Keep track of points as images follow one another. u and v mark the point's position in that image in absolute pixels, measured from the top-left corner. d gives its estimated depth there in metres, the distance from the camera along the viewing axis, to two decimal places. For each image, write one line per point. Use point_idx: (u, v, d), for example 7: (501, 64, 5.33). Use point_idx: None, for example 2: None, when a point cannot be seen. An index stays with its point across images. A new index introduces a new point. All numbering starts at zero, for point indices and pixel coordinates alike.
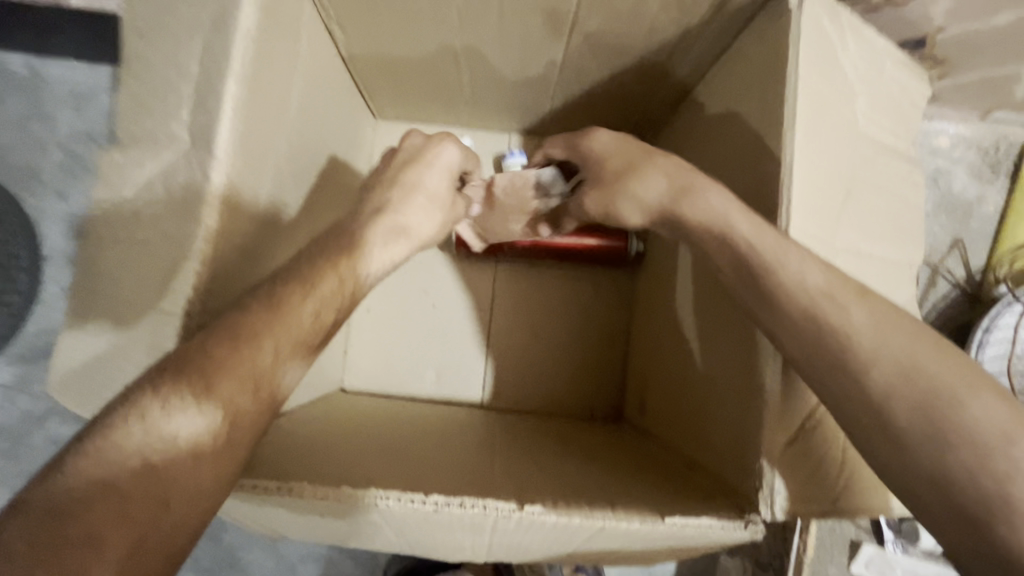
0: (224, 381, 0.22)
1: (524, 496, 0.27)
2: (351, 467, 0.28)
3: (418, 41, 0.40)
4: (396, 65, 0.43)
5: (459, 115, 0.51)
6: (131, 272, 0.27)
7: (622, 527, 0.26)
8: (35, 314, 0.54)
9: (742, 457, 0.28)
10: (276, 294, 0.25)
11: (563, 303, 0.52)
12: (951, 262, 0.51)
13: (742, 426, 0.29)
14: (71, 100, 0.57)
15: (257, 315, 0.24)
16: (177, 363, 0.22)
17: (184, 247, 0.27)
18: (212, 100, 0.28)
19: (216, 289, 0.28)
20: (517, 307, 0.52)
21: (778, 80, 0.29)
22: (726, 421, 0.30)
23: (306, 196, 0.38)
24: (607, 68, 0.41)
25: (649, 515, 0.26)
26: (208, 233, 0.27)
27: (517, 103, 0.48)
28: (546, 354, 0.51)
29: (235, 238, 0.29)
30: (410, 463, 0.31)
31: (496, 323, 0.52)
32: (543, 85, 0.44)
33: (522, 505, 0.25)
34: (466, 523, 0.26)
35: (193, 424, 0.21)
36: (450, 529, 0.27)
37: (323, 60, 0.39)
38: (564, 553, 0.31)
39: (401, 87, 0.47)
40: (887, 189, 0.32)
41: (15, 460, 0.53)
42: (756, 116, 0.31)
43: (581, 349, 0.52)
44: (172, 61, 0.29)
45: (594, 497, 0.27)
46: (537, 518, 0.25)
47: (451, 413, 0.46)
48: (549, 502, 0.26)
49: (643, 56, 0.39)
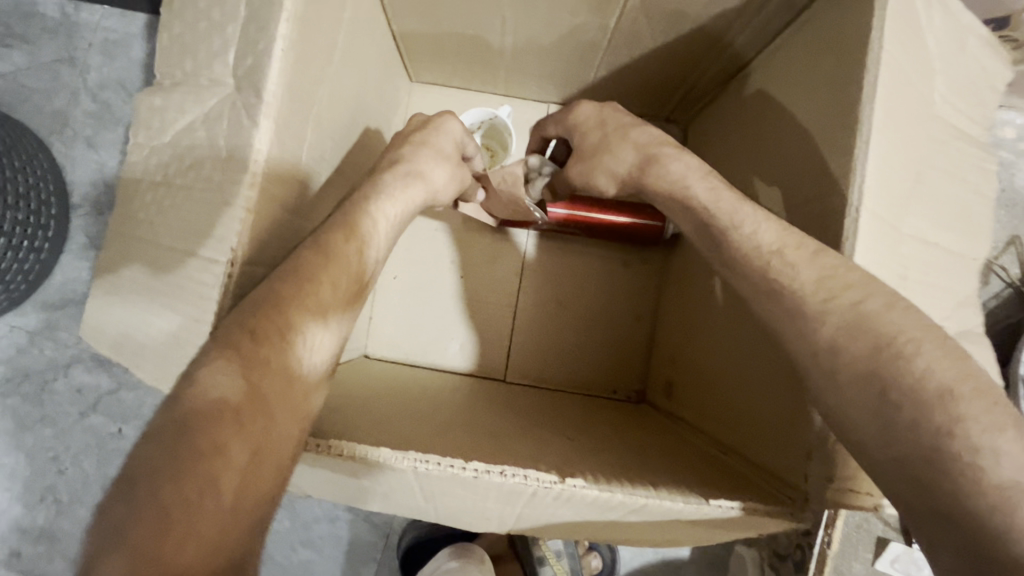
0: (302, 312, 0.24)
1: (564, 469, 0.26)
2: (387, 432, 0.28)
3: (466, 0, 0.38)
4: (439, 25, 0.41)
5: (498, 81, 0.49)
6: (170, 219, 0.27)
7: (664, 506, 0.25)
8: (62, 262, 0.54)
9: (786, 444, 0.27)
10: (321, 240, 0.26)
11: (591, 282, 0.51)
12: (1006, 259, 0.50)
13: (787, 414, 0.28)
14: (103, 47, 0.56)
15: (311, 254, 0.25)
16: (263, 296, 0.24)
17: (226, 196, 0.26)
18: (258, 43, 0.27)
19: (257, 239, 0.27)
20: (545, 283, 0.51)
21: (857, 53, 0.27)
22: (767, 407, 0.30)
23: (343, 153, 0.37)
24: (661, 36, 0.39)
25: (692, 497, 0.25)
26: (252, 183, 0.26)
27: (559, 71, 0.46)
28: (573, 333, 0.50)
29: (275, 189, 0.28)
30: (443, 433, 0.30)
31: (523, 299, 0.51)
32: (591, 52, 0.42)
33: (564, 478, 0.25)
34: (505, 492, 0.26)
35: (295, 351, 0.23)
36: (486, 497, 0.27)
37: (368, 13, 0.37)
38: (595, 529, 0.30)
39: (441, 49, 0.45)
40: (956, 179, 0.28)
41: (39, 404, 0.53)
42: (824, 91, 0.30)
43: (608, 330, 0.51)
44: (219, 0, 0.27)
45: (634, 476, 0.27)
46: (579, 492, 0.25)
47: (475, 386, 0.46)
48: (590, 478, 0.26)
49: (701, 24, 0.37)
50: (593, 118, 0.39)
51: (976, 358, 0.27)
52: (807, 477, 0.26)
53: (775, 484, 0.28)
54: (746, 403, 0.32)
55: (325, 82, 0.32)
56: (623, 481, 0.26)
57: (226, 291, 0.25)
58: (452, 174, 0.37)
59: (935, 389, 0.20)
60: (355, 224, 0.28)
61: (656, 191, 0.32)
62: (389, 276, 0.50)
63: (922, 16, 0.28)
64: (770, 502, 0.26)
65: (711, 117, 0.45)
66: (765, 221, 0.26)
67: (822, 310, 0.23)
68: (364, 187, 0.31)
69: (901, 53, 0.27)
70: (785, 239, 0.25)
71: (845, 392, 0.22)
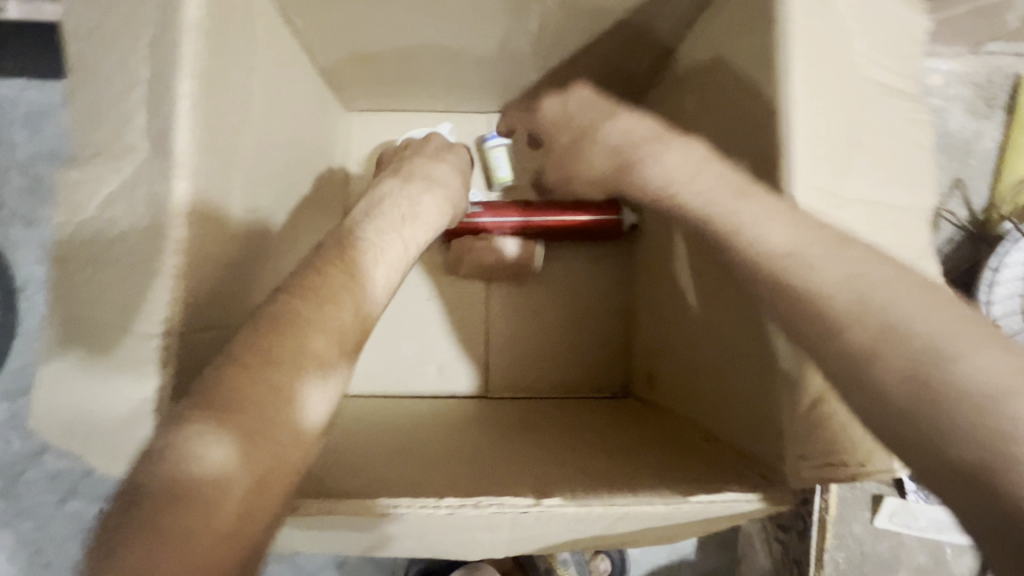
0: (315, 334, 0.23)
1: (543, 488, 0.26)
2: (366, 476, 0.28)
3: (391, 26, 0.38)
4: (367, 56, 0.41)
5: (436, 99, 0.49)
6: (96, 295, 0.26)
7: (644, 510, 0.25)
8: (17, 347, 0.52)
9: (761, 424, 0.28)
10: (324, 260, 0.27)
11: (562, 282, 0.51)
12: (952, 203, 0.51)
13: (758, 397, 0.28)
14: (26, 120, 0.54)
15: (324, 277, 0.25)
16: (268, 323, 0.23)
17: (153, 266, 0.25)
18: (166, 105, 0.26)
19: (195, 300, 0.26)
20: (516, 291, 0.50)
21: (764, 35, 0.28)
22: (743, 390, 0.29)
23: (283, 197, 0.37)
24: (585, 34, 0.39)
25: (671, 497, 0.25)
26: (178, 247, 0.25)
27: (496, 81, 0.46)
28: (550, 336, 0.50)
29: (208, 248, 0.27)
30: (426, 466, 0.30)
31: (495, 310, 0.50)
32: (521, 58, 0.42)
33: (540, 498, 0.25)
34: (486, 524, 0.25)
35: (321, 372, 0.23)
36: (471, 531, 0.26)
37: (288, 52, 0.37)
38: (594, 539, 0.30)
39: (375, 78, 0.45)
40: (905, 135, 0.29)
41: (14, 498, 0.51)
42: (744, 71, 0.30)
43: (586, 327, 0.50)
44: (121, 65, 0.26)
45: (612, 482, 0.27)
46: (556, 510, 0.25)
47: (460, 407, 0.46)
48: (568, 493, 0.25)
49: (623, 18, 0.37)
50: None
51: None
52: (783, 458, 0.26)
53: (756, 469, 0.28)
54: (727, 389, 0.32)
55: (249, 129, 0.32)
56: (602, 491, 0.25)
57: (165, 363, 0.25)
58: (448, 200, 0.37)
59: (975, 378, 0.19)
60: (330, 254, 0.27)
61: None
62: None
63: None
64: (745, 485, 0.26)
65: (651, 107, 0.45)
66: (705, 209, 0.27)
67: None
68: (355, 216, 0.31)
69: (815, 26, 0.27)
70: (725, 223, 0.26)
71: (877, 396, 0.20)
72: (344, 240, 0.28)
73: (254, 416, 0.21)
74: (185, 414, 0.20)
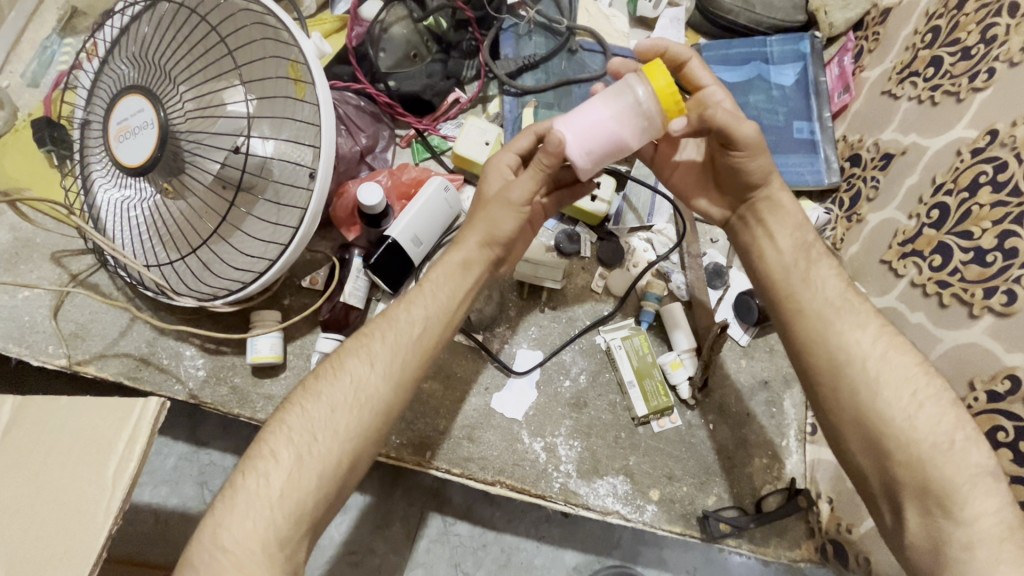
0: (355, 361, 0.75)
1: (374, 366, 0.75)
2: (350, 377, 0.74)
3: (388, 359, 0.76)
4: (379, 343, 0.76)
5: (366, 349, 0.76)
6: (358, 415, 0.72)
7: (380, 400, 0.74)
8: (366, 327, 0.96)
9: (372, 403, 0.73)
10: (362, 394, 0.73)
11: (344, 395, 0.72)
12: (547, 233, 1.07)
13: (362, 379, 0.74)
14: (233, 381, 0.90)
15: (387, 376, 0.75)
16: (310, 391, 0.73)
17: (323, 401, 0.72)
18: (359, 391, 0.73)
19: (349, 427, 0.71)
20: (348, 382, 0.73)
21: (343, 350, 0.77)
22: (353, 366, 0.75)
23: (336, 399, 0.72)
24: (369, 354, 0.75)
25: (377, 410, 0.73)
26: (339, 409, 0.71)
27: (349, 360, 0.75)
28: (355, 371, 0.74)
29: (338, 402, 0.72)
30: (370, 374, 0.74)
31: (352, 367, 0.74)
32: (332, 355, 0.79)
33: (390, 396, 0.74)
34: (367, 409, 0.73)
35: (373, 368, 0.75)
36: (375, 433, 0.73)
37: (351, 366, 0.75)
38: (388, 420, 0.75)
39: (336, 364, 0.75)
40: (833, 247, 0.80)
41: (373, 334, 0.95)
42: (350, 344, 0.78)
43: (368, 390, 0.73)
44: (353, 424, 0.71)
45: (379, 368, 0.75)
46: (389, 414, 0.75)
47: (380, 369, 0.75)
48: (366, 391, 0.73)
49: (341, 352, 0.77)
50: (424, 310, 0.80)
51: (327, 361, 0.78)
52: (388, 429, 0.76)
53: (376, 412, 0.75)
54: (352, 376, 0.74)
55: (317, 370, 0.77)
56: (366, 387, 0.73)
57: (317, 465, 0.68)
58: (450, 313, 0.81)
59: (854, 294, 0.75)
60: (364, 334, 0.78)
61: (346, 353, 0.76)
62: (327, 371, 0.75)
63: (343, 347, 0.78)
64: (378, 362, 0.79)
65: (395, 289, 0.93)
66: (356, 355, 0.75)
67: (307, 394, 0.73)
68: (352, 343, 0.77)
69: None
70: (325, 363, 0.77)
71: (842, 308, 0.74)
72: (359, 343, 0.77)
73: (339, 397, 0.72)
74: (352, 405, 0.72)
